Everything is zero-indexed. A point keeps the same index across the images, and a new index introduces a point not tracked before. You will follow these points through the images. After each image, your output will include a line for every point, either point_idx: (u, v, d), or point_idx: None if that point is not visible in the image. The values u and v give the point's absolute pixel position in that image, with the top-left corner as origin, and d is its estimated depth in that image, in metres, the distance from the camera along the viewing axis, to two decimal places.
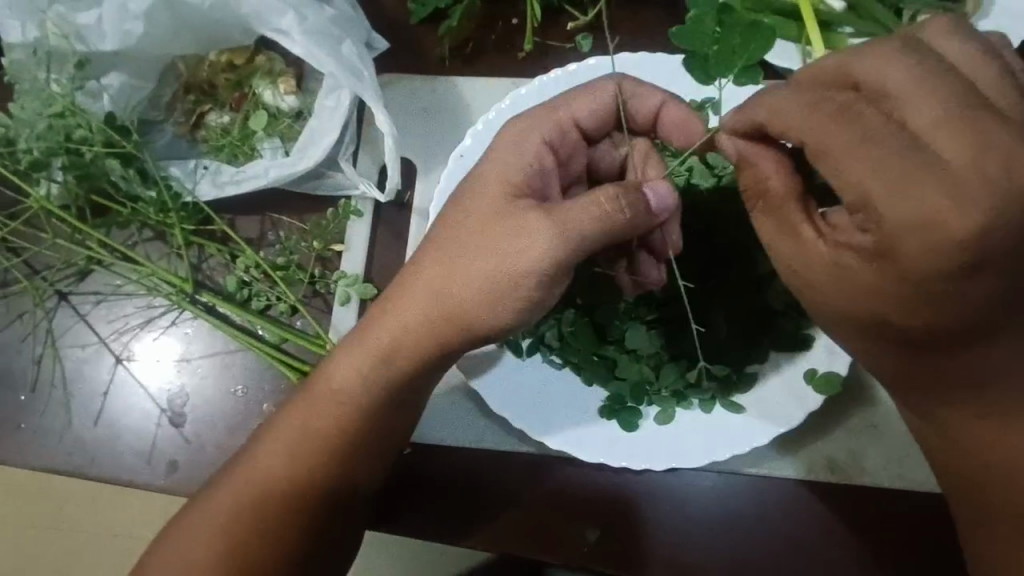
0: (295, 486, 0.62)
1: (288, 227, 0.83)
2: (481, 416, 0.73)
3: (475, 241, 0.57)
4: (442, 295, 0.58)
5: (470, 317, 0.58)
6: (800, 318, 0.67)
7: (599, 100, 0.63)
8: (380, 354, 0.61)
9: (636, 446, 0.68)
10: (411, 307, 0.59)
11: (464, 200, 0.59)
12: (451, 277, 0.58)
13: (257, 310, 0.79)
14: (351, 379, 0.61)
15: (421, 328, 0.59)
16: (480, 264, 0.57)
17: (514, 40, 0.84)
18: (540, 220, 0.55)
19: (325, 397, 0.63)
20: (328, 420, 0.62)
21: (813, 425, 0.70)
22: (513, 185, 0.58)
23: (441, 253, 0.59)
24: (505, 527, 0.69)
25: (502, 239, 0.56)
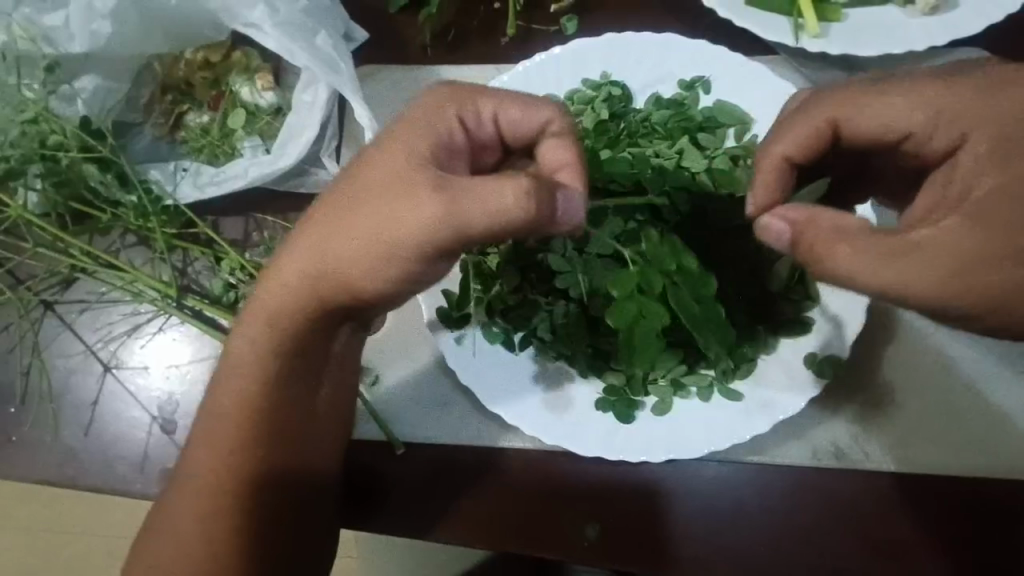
0: (256, 467, 0.61)
1: (272, 227, 0.80)
2: (474, 412, 0.71)
3: (375, 212, 0.54)
4: (329, 254, 0.55)
5: (348, 276, 0.56)
6: (801, 301, 0.66)
7: (524, 113, 0.59)
8: (270, 307, 0.59)
9: (629, 439, 0.66)
10: (292, 261, 0.57)
11: (370, 157, 0.56)
12: (339, 236, 0.55)
13: (244, 313, 0.78)
14: (242, 347, 0.60)
15: (300, 284, 0.57)
16: (379, 225, 0.54)
17: (498, 25, 0.82)
18: (435, 204, 0.52)
19: (224, 365, 0.62)
20: (233, 387, 0.61)
21: (816, 410, 0.68)
22: (419, 155, 0.55)
23: (328, 208, 0.56)
24: (500, 525, 0.67)
25: (395, 216, 0.53)
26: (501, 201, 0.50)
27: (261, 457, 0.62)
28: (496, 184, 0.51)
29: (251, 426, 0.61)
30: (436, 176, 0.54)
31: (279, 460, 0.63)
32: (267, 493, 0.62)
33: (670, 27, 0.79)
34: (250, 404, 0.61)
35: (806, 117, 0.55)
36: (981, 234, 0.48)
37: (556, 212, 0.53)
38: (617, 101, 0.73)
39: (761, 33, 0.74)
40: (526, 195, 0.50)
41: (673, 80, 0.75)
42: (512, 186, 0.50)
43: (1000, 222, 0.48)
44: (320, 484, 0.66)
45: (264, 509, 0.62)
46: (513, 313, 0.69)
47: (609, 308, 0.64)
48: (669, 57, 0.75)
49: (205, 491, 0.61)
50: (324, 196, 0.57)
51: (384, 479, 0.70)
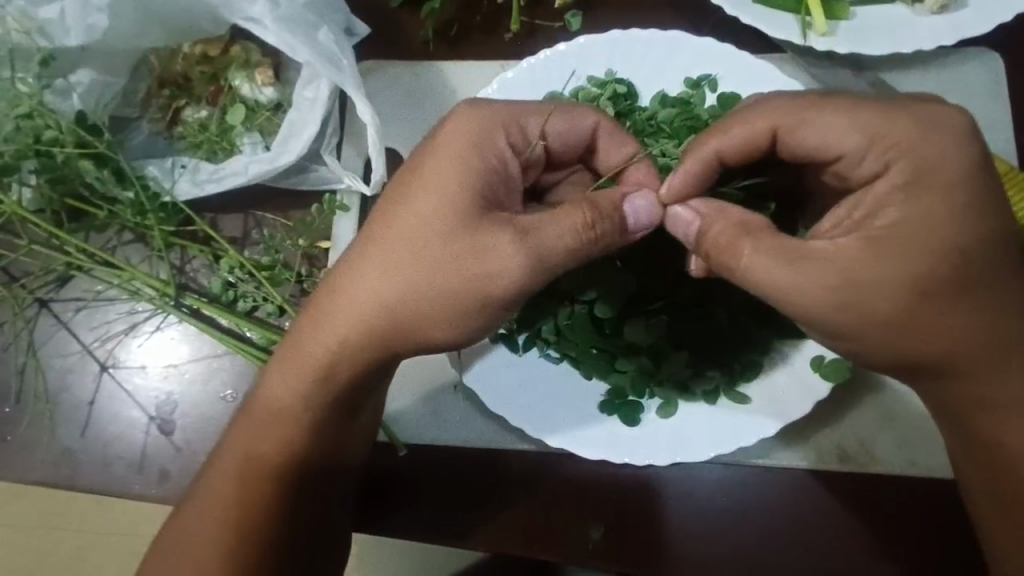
0: (259, 480, 0.61)
1: (271, 225, 0.79)
2: (478, 414, 0.71)
3: (437, 267, 0.53)
4: (389, 310, 0.55)
5: (413, 329, 0.55)
6: None
7: (572, 125, 0.60)
8: (314, 356, 0.58)
9: (636, 443, 0.65)
10: (347, 319, 0.56)
11: (419, 199, 0.54)
12: (397, 292, 0.54)
13: (243, 312, 0.77)
14: (291, 398, 0.60)
15: (358, 341, 0.56)
16: (444, 274, 0.53)
17: (500, 22, 0.81)
18: (506, 252, 0.52)
19: (266, 410, 0.61)
20: (271, 428, 0.61)
21: (819, 413, 0.67)
22: (475, 196, 0.54)
23: (380, 262, 0.54)
24: (503, 528, 0.67)
25: (459, 267, 0.53)
26: (567, 228, 0.52)
27: (263, 466, 0.61)
28: (559, 217, 0.53)
29: (259, 439, 0.62)
30: (501, 222, 0.53)
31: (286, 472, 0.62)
32: (271, 496, 0.61)
33: (677, 23, 0.78)
34: (280, 430, 0.61)
35: (747, 121, 0.54)
36: (978, 238, 0.49)
37: (625, 225, 0.55)
38: (622, 98, 0.73)
39: (768, 30, 0.73)
40: (592, 222, 0.53)
41: (679, 78, 0.74)
42: (579, 212, 0.53)
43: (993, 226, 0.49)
44: (325, 488, 0.65)
45: (285, 517, 0.62)
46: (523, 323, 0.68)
47: (615, 310, 0.64)
48: (676, 54, 0.74)
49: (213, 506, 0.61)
50: (371, 241, 0.55)
51: (385, 480, 0.70)
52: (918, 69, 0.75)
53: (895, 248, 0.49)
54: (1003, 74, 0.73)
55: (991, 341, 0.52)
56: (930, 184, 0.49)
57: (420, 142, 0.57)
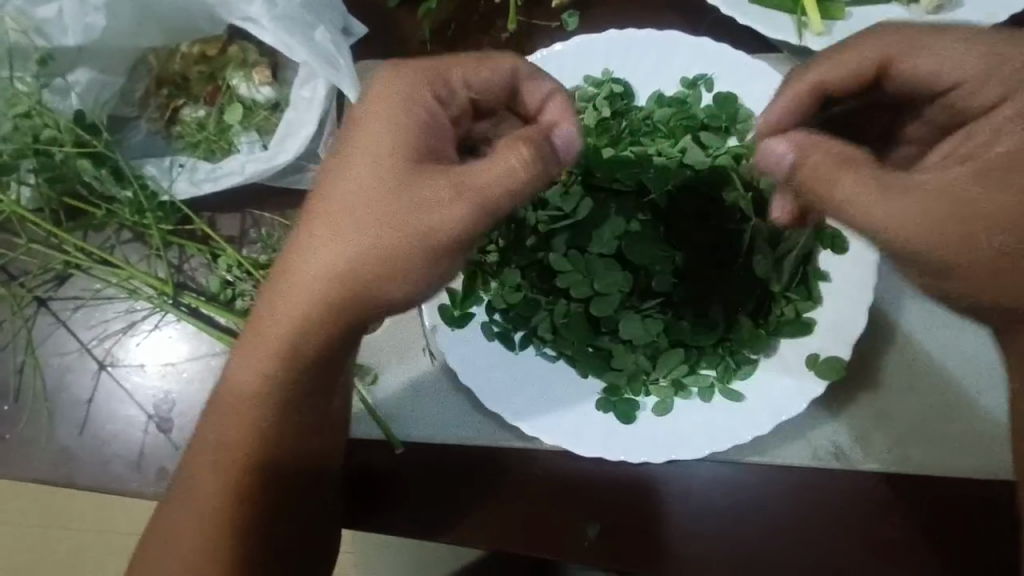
0: (240, 471, 0.60)
1: (270, 224, 0.80)
2: (473, 411, 0.71)
3: (378, 224, 0.53)
4: (339, 276, 0.54)
5: (366, 293, 0.55)
6: (800, 302, 0.65)
7: (494, 72, 0.58)
8: (272, 333, 0.57)
9: (632, 441, 0.65)
10: (299, 291, 0.55)
11: (354, 167, 0.55)
12: (343, 259, 0.54)
13: (241, 311, 0.77)
14: (253, 378, 0.58)
15: (313, 313, 0.55)
16: (395, 231, 0.53)
17: (497, 21, 0.81)
18: (447, 198, 0.52)
19: (228, 395, 0.59)
20: (239, 413, 0.60)
21: (816, 411, 0.67)
22: (413, 153, 0.54)
23: (324, 231, 0.55)
24: (499, 526, 0.67)
25: (401, 221, 0.53)
26: (517, 161, 0.51)
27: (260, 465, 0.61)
28: (492, 162, 0.51)
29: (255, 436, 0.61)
30: (438, 171, 0.53)
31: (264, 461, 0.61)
32: (260, 488, 0.61)
33: (674, 23, 0.78)
34: (246, 416, 0.60)
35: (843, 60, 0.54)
36: (974, 231, 0.49)
37: (557, 155, 0.54)
38: (619, 97, 0.73)
39: (764, 30, 0.73)
40: (532, 159, 0.51)
41: (676, 78, 0.74)
42: (519, 148, 0.51)
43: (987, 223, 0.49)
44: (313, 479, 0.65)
45: (265, 502, 0.62)
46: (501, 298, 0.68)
47: (612, 308, 0.64)
48: (672, 55, 0.74)
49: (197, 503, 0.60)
50: (317, 216, 0.55)
51: (382, 478, 0.70)
52: None
53: (895, 241, 0.49)
54: None
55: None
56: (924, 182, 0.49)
57: (348, 113, 0.57)
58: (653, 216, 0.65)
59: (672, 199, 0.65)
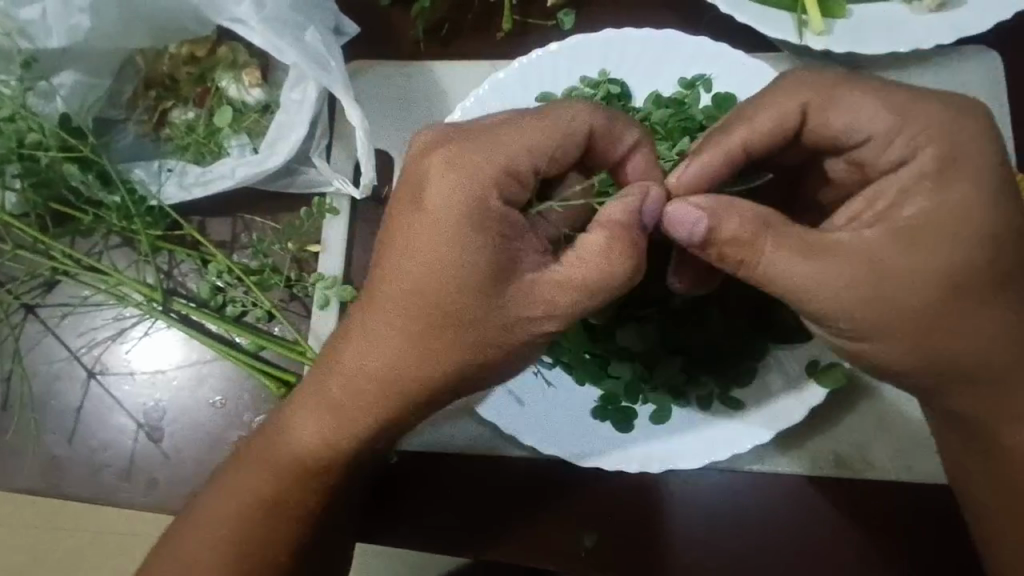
0: (287, 546, 0.58)
1: (261, 228, 0.78)
2: (468, 419, 0.69)
3: (460, 323, 0.50)
4: (415, 373, 0.51)
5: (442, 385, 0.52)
6: (801, 308, 0.63)
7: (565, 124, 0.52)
8: (341, 419, 0.53)
9: (628, 452, 0.64)
10: (370, 383, 0.51)
11: (423, 254, 0.49)
12: (420, 357, 0.50)
13: (232, 317, 0.76)
14: (319, 456, 0.55)
15: (386, 406, 0.52)
16: (476, 332, 0.50)
17: (491, 20, 0.80)
18: (536, 299, 0.50)
19: (287, 462, 0.56)
20: (294, 482, 0.57)
21: (817, 418, 0.66)
22: (491, 238, 0.49)
23: (396, 324, 0.50)
24: (495, 537, 0.66)
25: (484, 322, 0.50)
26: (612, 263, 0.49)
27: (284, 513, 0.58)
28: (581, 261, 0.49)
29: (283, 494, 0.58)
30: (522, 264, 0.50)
31: (314, 531, 0.60)
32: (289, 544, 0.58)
33: (671, 22, 0.77)
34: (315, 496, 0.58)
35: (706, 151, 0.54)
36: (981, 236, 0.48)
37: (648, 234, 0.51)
38: (615, 98, 0.72)
39: (764, 30, 0.72)
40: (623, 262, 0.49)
41: (673, 78, 0.73)
42: (615, 247, 0.49)
43: (991, 226, 0.48)
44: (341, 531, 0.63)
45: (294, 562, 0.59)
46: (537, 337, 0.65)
47: (606, 316, 0.63)
48: (670, 54, 0.73)
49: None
50: (389, 306, 0.51)
51: (376, 488, 0.69)
52: (916, 68, 0.74)
53: (901, 247, 0.48)
54: (1002, 73, 0.71)
55: (992, 352, 0.51)
56: (924, 189, 0.48)
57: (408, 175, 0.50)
58: None
59: None
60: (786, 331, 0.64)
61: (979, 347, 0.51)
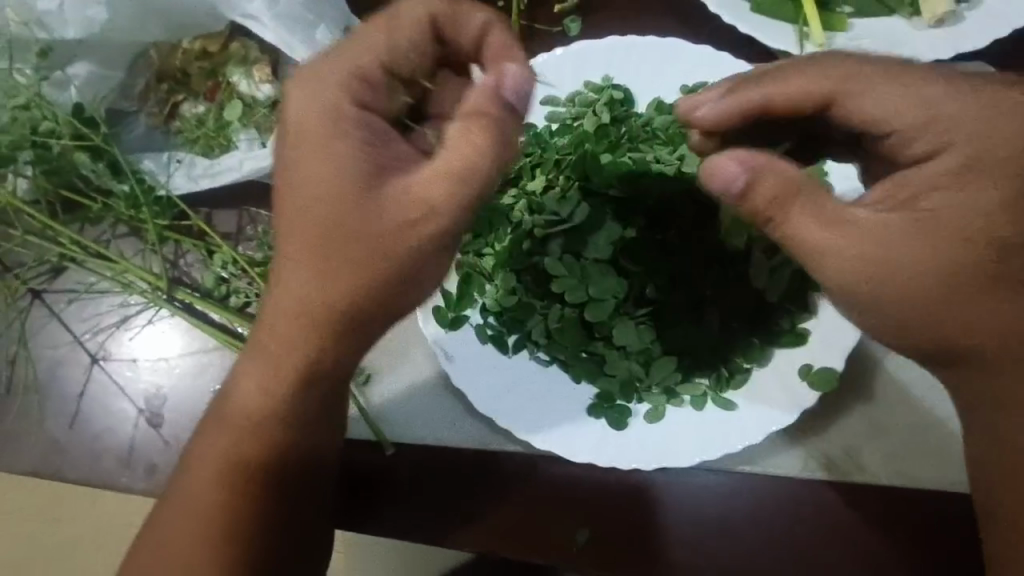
0: (244, 524, 0.58)
1: (266, 222, 0.79)
2: (465, 413, 0.70)
3: (362, 241, 0.49)
4: (327, 301, 0.51)
5: (358, 309, 0.51)
6: (795, 312, 0.65)
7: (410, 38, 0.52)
8: (272, 361, 0.55)
9: (622, 449, 0.65)
10: (288, 320, 0.52)
11: (302, 190, 0.50)
12: (329, 282, 0.50)
13: (235, 308, 0.77)
14: (254, 403, 0.56)
15: (309, 334, 0.52)
16: (372, 250, 0.49)
17: (499, 24, 0.81)
18: (435, 197, 0.49)
19: (232, 418, 0.57)
20: (239, 440, 0.57)
21: (808, 422, 0.66)
22: (380, 165, 0.50)
23: (301, 255, 0.51)
24: (488, 530, 0.67)
25: (383, 237, 0.49)
26: (473, 146, 0.48)
27: (244, 473, 0.58)
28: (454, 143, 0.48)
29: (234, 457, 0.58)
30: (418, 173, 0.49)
31: (274, 497, 0.60)
32: (251, 510, 0.58)
33: (676, 30, 0.78)
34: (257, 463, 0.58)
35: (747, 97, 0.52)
36: (988, 236, 0.48)
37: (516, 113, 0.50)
38: (619, 104, 0.73)
39: (767, 41, 0.73)
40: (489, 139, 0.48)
41: (676, 84, 0.74)
42: (476, 128, 0.48)
43: (997, 230, 0.47)
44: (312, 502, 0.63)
45: (262, 535, 0.59)
46: (513, 327, 0.68)
47: (604, 316, 0.64)
48: (673, 62, 0.74)
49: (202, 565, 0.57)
50: (281, 260, 0.52)
51: (371, 479, 0.70)
52: None
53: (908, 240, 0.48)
54: None
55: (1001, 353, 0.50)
56: (925, 191, 0.48)
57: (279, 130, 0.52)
58: (647, 222, 0.65)
59: (663, 204, 0.66)
60: (781, 333, 0.64)
61: (981, 353, 0.50)
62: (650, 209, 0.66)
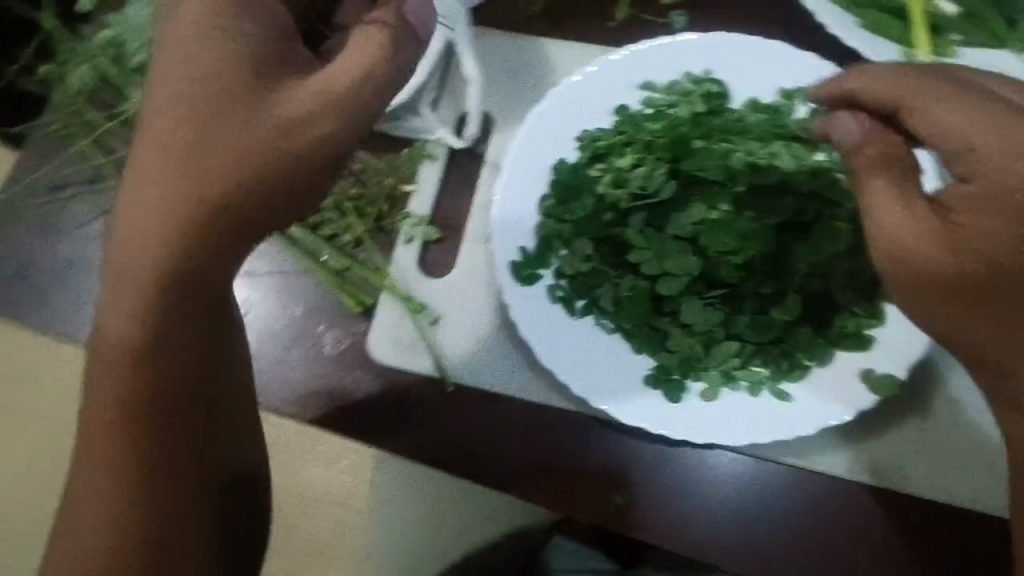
0: (148, 478, 0.60)
1: (363, 160, 0.83)
2: (524, 367, 0.75)
3: (230, 134, 0.53)
4: (226, 193, 0.54)
5: (225, 205, 0.54)
6: (863, 319, 0.66)
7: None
8: (128, 268, 0.55)
9: (675, 418, 0.68)
10: (183, 220, 0.54)
11: (185, 105, 0.53)
12: (208, 176, 0.53)
13: (324, 237, 0.82)
14: (121, 328, 0.56)
15: (217, 227, 0.55)
16: (267, 153, 0.54)
17: (607, 9, 0.85)
18: (304, 103, 0.54)
19: (103, 350, 0.58)
20: (108, 384, 0.58)
21: (860, 427, 0.68)
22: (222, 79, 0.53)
23: (193, 161, 0.53)
24: (533, 476, 0.72)
25: (247, 137, 0.53)
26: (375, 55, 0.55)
27: (119, 412, 0.58)
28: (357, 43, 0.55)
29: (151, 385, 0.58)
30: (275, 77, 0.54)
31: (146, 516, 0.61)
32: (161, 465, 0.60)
33: (779, 35, 0.81)
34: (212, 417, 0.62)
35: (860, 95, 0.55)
36: None
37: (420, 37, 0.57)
38: (714, 98, 0.74)
39: (870, 57, 0.76)
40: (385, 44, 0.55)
41: (774, 86, 0.77)
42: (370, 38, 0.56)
43: None
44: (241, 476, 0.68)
45: (159, 494, 0.61)
46: (583, 291, 0.72)
47: (678, 291, 0.67)
48: (774, 65, 0.76)
49: (129, 500, 0.60)
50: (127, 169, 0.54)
51: (430, 412, 0.75)
52: None
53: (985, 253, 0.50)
54: None
55: None
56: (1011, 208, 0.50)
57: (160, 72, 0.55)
58: (732, 209, 0.67)
59: (749, 195, 0.68)
60: (846, 335, 0.66)
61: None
62: (735, 198, 0.68)
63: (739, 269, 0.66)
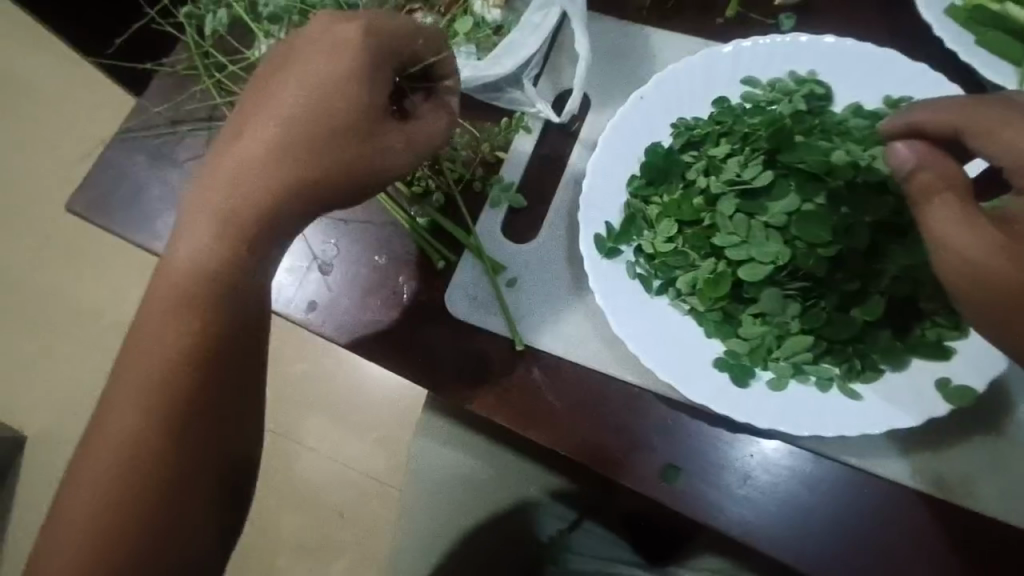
0: (157, 420, 0.55)
1: (461, 128, 0.87)
2: (595, 337, 0.77)
3: (333, 129, 0.59)
4: (312, 167, 0.58)
5: (315, 180, 0.58)
6: (945, 329, 0.66)
7: None
8: (214, 212, 0.57)
9: (742, 403, 0.68)
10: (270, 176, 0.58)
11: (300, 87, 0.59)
12: (308, 148, 0.58)
13: (416, 193, 0.85)
14: (192, 253, 0.57)
15: (288, 194, 0.58)
16: (349, 149, 0.59)
17: (716, 4, 0.86)
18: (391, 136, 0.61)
19: (162, 272, 0.58)
20: (159, 313, 0.57)
21: (925, 437, 0.69)
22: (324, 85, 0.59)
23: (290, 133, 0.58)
24: (595, 441, 0.74)
25: (343, 129, 0.59)
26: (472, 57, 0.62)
27: (157, 355, 0.56)
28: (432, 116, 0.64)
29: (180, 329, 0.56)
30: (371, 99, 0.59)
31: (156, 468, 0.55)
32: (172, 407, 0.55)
33: (890, 44, 0.81)
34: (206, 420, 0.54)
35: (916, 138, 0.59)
36: None
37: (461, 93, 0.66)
38: (817, 98, 0.76)
39: (985, 74, 0.74)
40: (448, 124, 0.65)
41: (879, 94, 0.77)
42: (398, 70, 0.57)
43: None
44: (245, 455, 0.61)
45: (165, 445, 0.55)
46: (662, 269, 0.73)
47: (759, 278, 0.68)
48: (882, 73, 0.76)
49: (132, 458, 0.54)
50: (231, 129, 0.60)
51: (500, 370, 0.78)
52: None
53: None
54: None
55: None
56: None
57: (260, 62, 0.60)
58: (826, 201, 0.67)
59: (843, 193, 0.67)
60: (925, 343, 0.66)
61: None
62: (828, 193, 0.67)
63: (825, 264, 0.66)
